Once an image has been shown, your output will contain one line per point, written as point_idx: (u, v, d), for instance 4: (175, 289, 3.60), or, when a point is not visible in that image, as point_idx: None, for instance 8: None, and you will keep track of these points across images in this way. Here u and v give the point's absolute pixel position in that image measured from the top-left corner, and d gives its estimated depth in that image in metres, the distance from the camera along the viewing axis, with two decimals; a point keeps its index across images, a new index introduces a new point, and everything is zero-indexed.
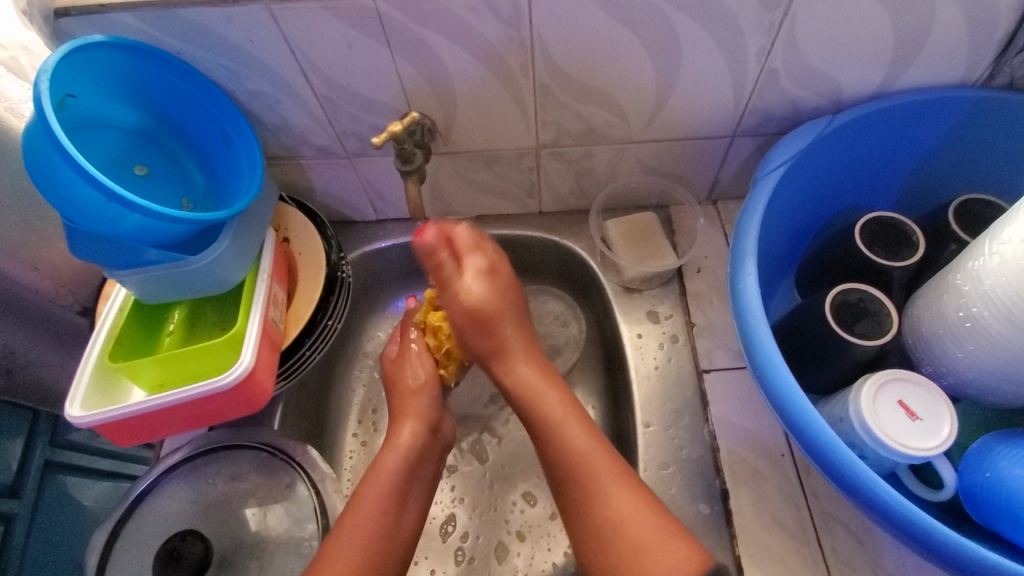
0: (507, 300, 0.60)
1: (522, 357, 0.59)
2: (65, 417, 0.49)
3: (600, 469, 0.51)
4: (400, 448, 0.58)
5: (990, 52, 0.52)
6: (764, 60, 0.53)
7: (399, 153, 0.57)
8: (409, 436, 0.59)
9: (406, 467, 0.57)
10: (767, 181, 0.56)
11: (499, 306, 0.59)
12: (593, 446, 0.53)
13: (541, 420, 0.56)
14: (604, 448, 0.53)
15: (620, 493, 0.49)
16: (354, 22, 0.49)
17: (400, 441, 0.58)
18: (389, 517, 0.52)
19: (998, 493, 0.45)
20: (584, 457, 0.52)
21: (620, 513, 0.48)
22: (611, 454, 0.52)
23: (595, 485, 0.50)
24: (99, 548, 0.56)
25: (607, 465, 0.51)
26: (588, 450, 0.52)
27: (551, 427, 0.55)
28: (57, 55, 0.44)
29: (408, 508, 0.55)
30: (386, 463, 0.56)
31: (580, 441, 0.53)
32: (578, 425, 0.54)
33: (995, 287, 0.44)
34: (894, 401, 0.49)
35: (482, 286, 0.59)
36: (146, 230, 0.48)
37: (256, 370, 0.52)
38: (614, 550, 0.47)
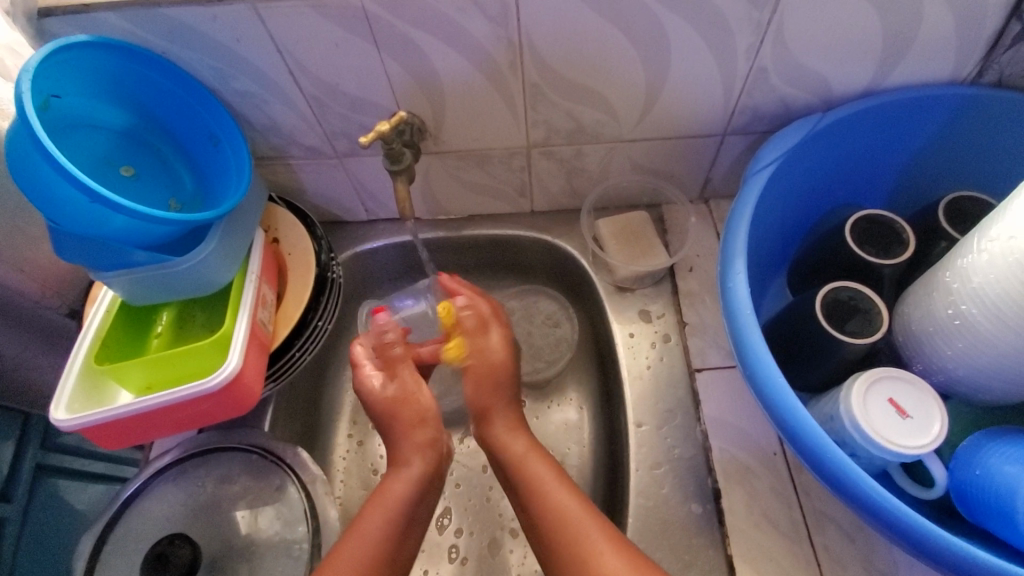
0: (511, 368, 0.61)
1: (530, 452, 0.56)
2: (50, 420, 0.48)
3: (581, 529, 0.49)
4: (404, 480, 0.56)
5: (979, 49, 0.52)
6: (753, 58, 0.53)
7: (387, 152, 0.56)
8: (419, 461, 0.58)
9: (412, 499, 0.55)
10: (757, 179, 0.55)
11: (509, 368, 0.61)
12: (580, 512, 0.50)
13: (523, 481, 0.54)
14: (590, 512, 0.50)
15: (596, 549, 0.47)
16: (341, 21, 0.49)
17: (409, 471, 0.56)
18: (391, 553, 0.51)
19: (989, 490, 0.45)
20: (570, 511, 0.50)
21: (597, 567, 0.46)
22: (600, 521, 0.49)
23: (577, 532, 0.49)
24: (88, 553, 0.56)
25: (591, 531, 0.48)
26: (574, 514, 0.50)
27: (541, 485, 0.53)
28: (41, 54, 0.44)
29: (407, 543, 0.54)
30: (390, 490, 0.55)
31: (573, 505, 0.50)
32: (567, 488, 0.52)
33: (983, 285, 0.44)
34: (884, 399, 0.48)
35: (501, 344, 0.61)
36: (132, 232, 0.48)
37: (244, 372, 0.52)
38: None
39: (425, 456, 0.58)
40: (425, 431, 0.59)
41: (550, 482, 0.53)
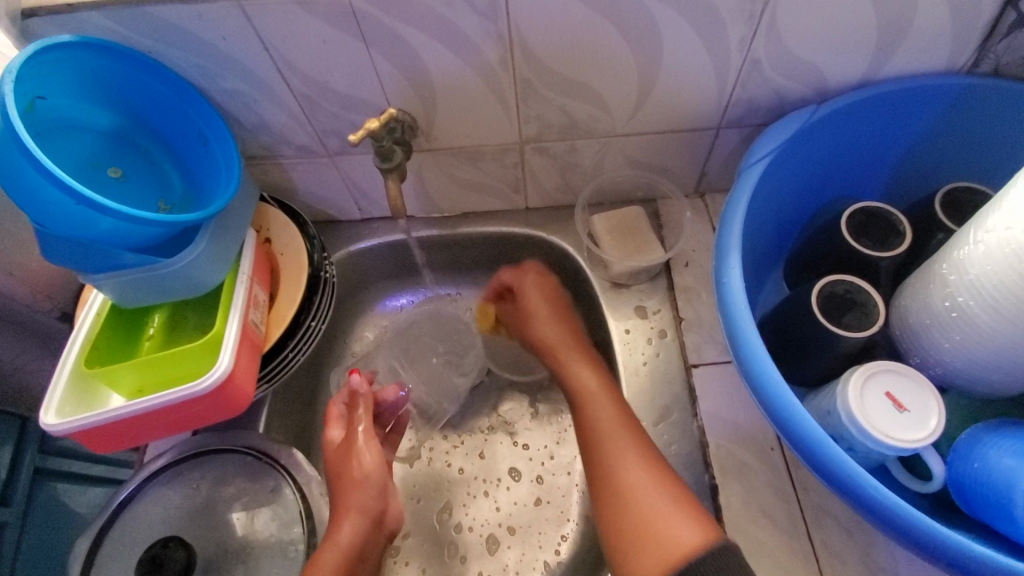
0: (569, 336, 0.65)
1: (566, 344, 0.64)
2: (40, 425, 0.48)
3: (619, 439, 0.54)
4: (337, 547, 0.53)
5: (975, 38, 0.51)
6: (746, 50, 0.52)
7: (377, 150, 0.56)
8: (346, 528, 0.54)
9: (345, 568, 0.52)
10: (751, 172, 0.55)
11: (561, 308, 0.68)
12: (647, 477, 0.51)
13: (574, 395, 0.60)
14: (628, 429, 0.54)
15: (625, 443, 0.53)
16: (328, 17, 0.48)
17: (341, 537, 0.53)
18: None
19: (986, 484, 0.45)
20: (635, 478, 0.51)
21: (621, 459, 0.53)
22: (632, 429, 0.54)
23: (612, 440, 0.54)
24: (84, 554, 0.55)
25: (624, 437, 0.54)
26: (615, 427, 0.55)
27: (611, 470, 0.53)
28: (22, 55, 0.43)
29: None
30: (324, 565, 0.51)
31: (609, 415, 0.56)
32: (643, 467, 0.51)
33: (980, 276, 0.44)
34: (881, 392, 0.48)
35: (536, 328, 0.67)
36: (120, 234, 0.47)
37: (235, 373, 0.51)
38: (622, 498, 0.51)
39: (359, 521, 0.55)
40: (363, 493, 0.57)
41: (587, 380, 0.60)
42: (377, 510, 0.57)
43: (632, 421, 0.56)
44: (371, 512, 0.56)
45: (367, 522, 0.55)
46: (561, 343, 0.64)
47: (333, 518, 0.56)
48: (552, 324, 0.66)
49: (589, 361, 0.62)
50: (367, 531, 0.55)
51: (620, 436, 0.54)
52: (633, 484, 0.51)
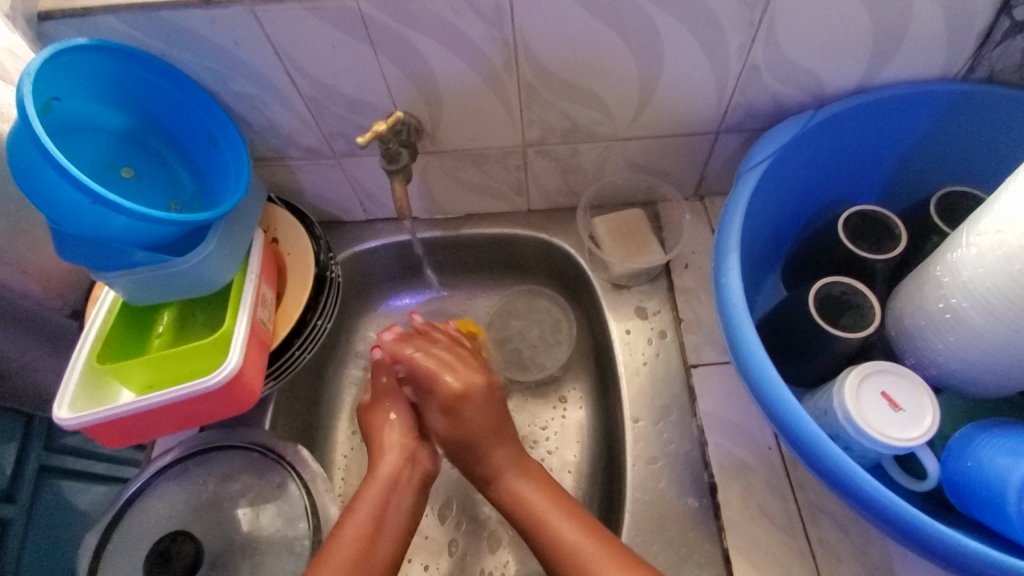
0: (495, 411, 0.60)
1: (493, 448, 0.58)
2: (53, 419, 0.49)
3: (524, 493, 0.55)
4: (381, 482, 0.56)
5: (968, 46, 0.53)
6: (745, 56, 0.53)
7: (384, 152, 0.57)
8: (387, 463, 0.58)
9: (384, 497, 0.55)
10: (750, 176, 0.56)
11: (482, 385, 0.61)
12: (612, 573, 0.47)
13: (513, 503, 0.55)
14: (585, 526, 0.51)
15: (529, 492, 0.55)
16: (337, 22, 0.49)
17: (383, 472, 0.57)
18: (364, 549, 0.50)
19: (980, 481, 0.46)
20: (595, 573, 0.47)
21: (563, 541, 0.50)
22: (552, 493, 0.55)
23: (539, 514, 0.53)
24: (92, 549, 0.56)
25: (549, 501, 0.54)
26: (575, 543, 0.50)
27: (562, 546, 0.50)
28: (41, 57, 0.44)
29: (383, 538, 0.53)
30: (367, 498, 0.54)
31: (537, 503, 0.54)
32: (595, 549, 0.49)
33: (973, 278, 0.45)
34: (876, 392, 0.49)
35: (446, 424, 0.60)
36: (134, 232, 0.48)
37: (244, 370, 0.52)
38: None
39: (400, 461, 0.58)
40: (396, 434, 0.60)
41: (518, 479, 0.56)
42: (416, 448, 0.60)
43: (592, 524, 0.51)
44: (405, 450, 0.59)
45: (405, 460, 0.58)
46: (481, 433, 0.59)
47: (376, 454, 0.59)
48: (469, 407, 0.59)
49: (500, 410, 0.61)
50: (402, 467, 0.58)
51: (525, 489, 0.55)
52: (545, 521, 0.52)
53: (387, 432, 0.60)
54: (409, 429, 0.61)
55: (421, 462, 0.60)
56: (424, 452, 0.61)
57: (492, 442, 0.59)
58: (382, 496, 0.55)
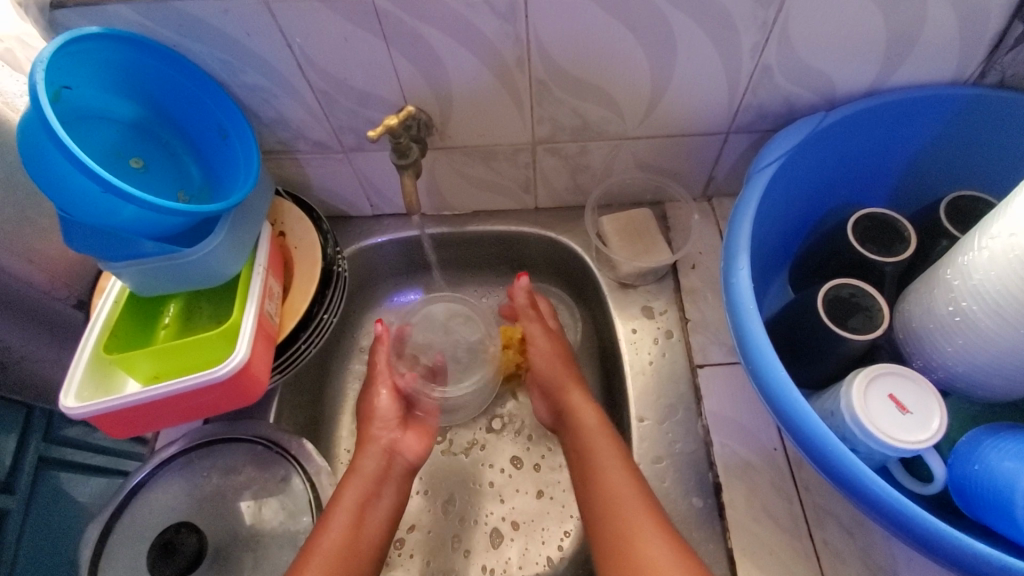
0: (562, 362, 0.68)
1: (574, 395, 0.65)
2: (59, 408, 0.49)
3: (596, 446, 0.59)
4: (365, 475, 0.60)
5: (981, 51, 0.53)
6: (758, 57, 0.53)
7: (394, 147, 0.57)
8: (366, 460, 0.61)
9: (365, 491, 0.58)
10: (760, 177, 0.56)
11: (557, 351, 0.69)
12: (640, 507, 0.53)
13: (574, 432, 0.62)
14: (634, 478, 0.55)
15: (602, 445, 0.59)
16: (350, 16, 0.49)
17: (365, 465, 0.61)
18: (349, 540, 0.54)
19: (987, 485, 0.46)
20: (636, 520, 0.52)
21: (611, 487, 0.55)
22: (611, 438, 0.59)
23: (593, 462, 0.58)
24: (94, 541, 0.56)
25: (602, 442, 0.59)
26: (621, 481, 0.55)
27: (609, 496, 0.55)
28: (53, 46, 0.44)
29: (366, 526, 0.56)
30: (347, 498, 0.57)
31: (598, 439, 0.60)
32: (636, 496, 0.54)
33: (984, 282, 0.45)
34: (884, 394, 0.49)
35: (545, 364, 0.68)
36: (143, 222, 0.48)
37: (251, 363, 0.52)
38: (609, 517, 0.54)
39: (380, 453, 0.62)
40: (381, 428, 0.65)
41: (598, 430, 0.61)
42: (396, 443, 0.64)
43: (641, 479, 0.55)
44: (386, 443, 0.64)
45: (385, 454, 0.63)
46: (551, 366, 0.68)
47: (361, 445, 0.64)
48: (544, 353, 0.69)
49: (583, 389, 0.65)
50: (383, 459, 0.62)
51: (594, 435, 0.60)
52: (598, 468, 0.58)
53: (373, 425, 0.65)
54: (388, 416, 0.66)
55: (402, 454, 0.64)
56: (406, 440, 0.65)
57: (587, 427, 0.61)
58: (365, 491, 0.58)
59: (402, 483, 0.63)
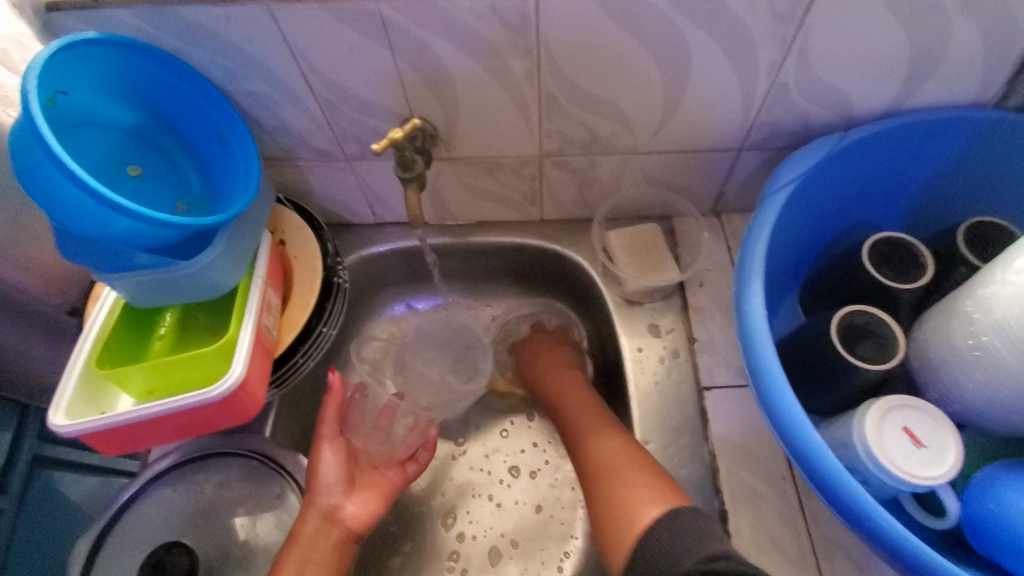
0: (567, 371, 0.69)
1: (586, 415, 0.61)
2: (49, 426, 0.47)
3: (595, 440, 0.58)
4: (309, 539, 0.53)
5: (1005, 73, 0.51)
6: (775, 75, 0.52)
7: (399, 159, 0.56)
8: (305, 524, 0.54)
9: (303, 560, 0.52)
10: (774, 198, 0.55)
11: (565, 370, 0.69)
12: (618, 450, 0.55)
13: (596, 463, 0.56)
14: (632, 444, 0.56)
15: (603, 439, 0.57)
16: (355, 24, 0.47)
17: (304, 529, 0.53)
18: None
19: (1004, 525, 0.44)
20: (611, 455, 0.55)
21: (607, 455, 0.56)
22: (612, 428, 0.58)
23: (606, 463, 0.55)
24: (84, 555, 0.55)
25: (603, 435, 0.58)
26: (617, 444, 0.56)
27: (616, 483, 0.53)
28: (48, 51, 0.43)
29: None
30: (288, 564, 0.51)
31: (608, 445, 0.56)
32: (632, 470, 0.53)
33: (1007, 317, 0.44)
34: (899, 427, 0.48)
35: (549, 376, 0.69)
36: (138, 234, 0.47)
37: (247, 380, 0.51)
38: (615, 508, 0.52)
39: (321, 522, 0.54)
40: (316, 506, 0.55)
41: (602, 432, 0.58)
42: (334, 506, 0.56)
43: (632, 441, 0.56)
44: (324, 508, 0.55)
45: (323, 520, 0.54)
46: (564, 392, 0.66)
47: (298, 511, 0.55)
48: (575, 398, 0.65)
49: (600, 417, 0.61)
50: (320, 526, 0.54)
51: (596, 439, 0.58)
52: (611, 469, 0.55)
53: (314, 486, 0.56)
54: (332, 483, 0.57)
55: (342, 520, 0.56)
56: (349, 508, 0.57)
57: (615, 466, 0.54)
58: (305, 554, 0.52)
59: (339, 555, 0.55)
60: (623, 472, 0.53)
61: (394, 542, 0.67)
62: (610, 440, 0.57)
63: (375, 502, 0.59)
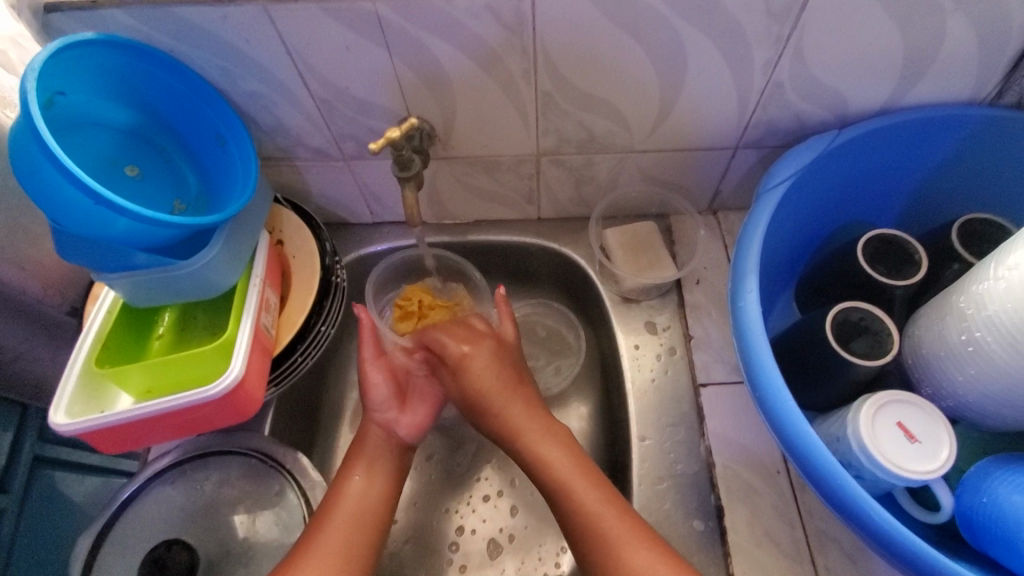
0: (503, 361, 0.62)
1: (506, 399, 0.60)
2: (48, 423, 0.48)
3: (543, 450, 0.56)
4: (372, 449, 0.59)
5: (998, 71, 0.52)
6: (770, 73, 0.52)
7: (396, 159, 0.55)
8: (366, 436, 0.60)
9: (365, 470, 0.57)
10: (771, 196, 0.55)
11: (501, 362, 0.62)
12: (574, 469, 0.54)
13: (549, 477, 0.55)
14: (581, 469, 0.54)
15: (553, 456, 0.56)
16: (351, 23, 0.48)
17: (369, 439, 0.60)
18: (358, 515, 0.54)
19: (996, 519, 0.45)
20: (562, 472, 0.54)
21: (563, 481, 0.54)
22: (550, 432, 0.58)
23: (565, 484, 0.54)
24: (86, 552, 0.55)
25: (547, 442, 0.57)
26: (567, 473, 0.54)
27: (576, 508, 0.52)
28: (46, 52, 0.43)
29: (371, 497, 0.56)
30: (355, 474, 0.57)
31: (562, 466, 0.55)
32: (590, 484, 0.53)
33: (999, 313, 0.44)
34: (893, 422, 0.48)
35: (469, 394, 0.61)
36: (136, 235, 0.47)
37: (247, 379, 0.51)
38: (586, 537, 0.51)
39: (380, 433, 0.60)
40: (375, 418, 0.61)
41: (542, 439, 0.57)
42: (391, 420, 0.61)
43: (579, 457, 0.56)
44: (381, 423, 0.61)
45: (381, 433, 0.60)
46: (491, 364, 0.61)
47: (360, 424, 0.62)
48: (515, 401, 0.60)
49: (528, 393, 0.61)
50: (381, 439, 0.60)
51: (545, 442, 0.57)
52: (567, 488, 0.54)
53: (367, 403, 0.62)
54: (383, 400, 0.62)
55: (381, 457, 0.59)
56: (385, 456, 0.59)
57: (542, 436, 0.57)
58: (367, 465, 0.58)
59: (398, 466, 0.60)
60: (581, 486, 0.53)
61: (392, 538, 0.67)
62: (535, 421, 0.58)
63: (427, 414, 0.64)
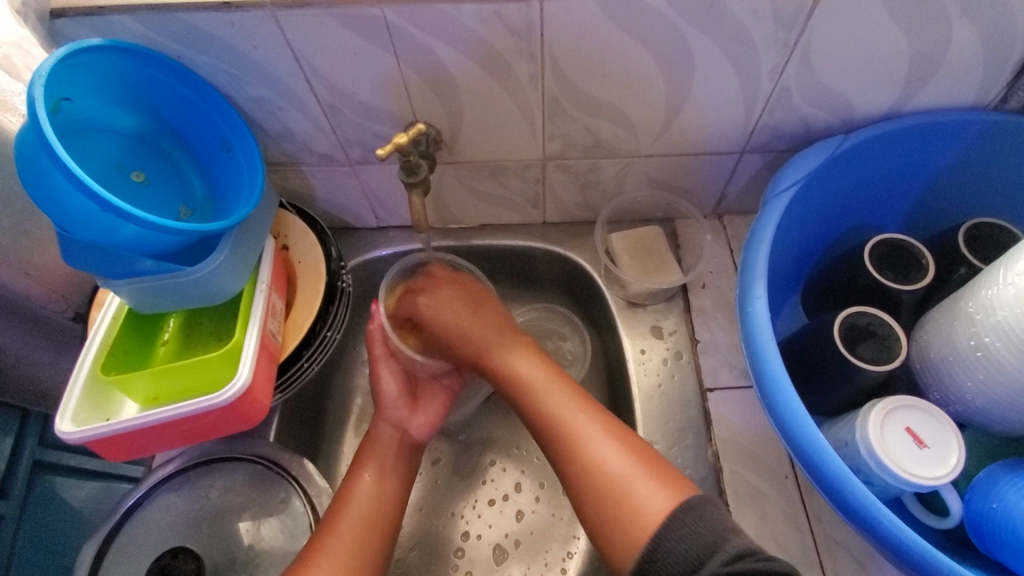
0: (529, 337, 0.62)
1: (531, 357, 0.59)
2: (54, 431, 0.48)
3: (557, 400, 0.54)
4: (384, 447, 0.60)
5: (1004, 76, 0.52)
6: (777, 78, 0.52)
7: (403, 164, 0.55)
8: (379, 432, 0.61)
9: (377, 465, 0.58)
10: (778, 200, 0.55)
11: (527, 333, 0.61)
12: (580, 409, 0.53)
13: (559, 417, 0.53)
14: (587, 407, 0.53)
15: (562, 399, 0.54)
16: (359, 29, 0.48)
17: (382, 434, 0.61)
18: (371, 510, 0.55)
19: (1005, 524, 0.45)
20: (567, 411, 0.53)
21: (568, 421, 0.52)
22: (561, 379, 0.56)
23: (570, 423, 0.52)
24: (90, 558, 0.55)
25: (559, 388, 0.55)
26: (572, 412, 0.53)
27: (579, 443, 0.51)
28: (53, 58, 0.43)
29: (384, 491, 0.57)
30: (368, 468, 0.58)
31: (568, 407, 0.53)
32: (596, 424, 0.52)
33: (1008, 318, 0.44)
34: (901, 427, 0.48)
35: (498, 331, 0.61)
36: (142, 241, 0.47)
37: (253, 386, 0.51)
38: (585, 471, 0.50)
39: (394, 429, 0.61)
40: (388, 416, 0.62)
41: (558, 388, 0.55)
42: (403, 418, 0.62)
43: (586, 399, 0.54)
44: (394, 421, 0.62)
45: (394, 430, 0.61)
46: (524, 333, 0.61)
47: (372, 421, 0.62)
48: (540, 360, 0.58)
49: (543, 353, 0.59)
50: (393, 437, 0.61)
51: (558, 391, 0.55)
52: (572, 425, 0.52)
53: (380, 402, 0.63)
54: (396, 399, 0.63)
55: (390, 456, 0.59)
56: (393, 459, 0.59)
57: (556, 386, 0.55)
58: (381, 460, 0.59)
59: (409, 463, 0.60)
60: (585, 423, 0.52)
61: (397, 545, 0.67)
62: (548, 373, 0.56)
63: (437, 414, 0.64)
